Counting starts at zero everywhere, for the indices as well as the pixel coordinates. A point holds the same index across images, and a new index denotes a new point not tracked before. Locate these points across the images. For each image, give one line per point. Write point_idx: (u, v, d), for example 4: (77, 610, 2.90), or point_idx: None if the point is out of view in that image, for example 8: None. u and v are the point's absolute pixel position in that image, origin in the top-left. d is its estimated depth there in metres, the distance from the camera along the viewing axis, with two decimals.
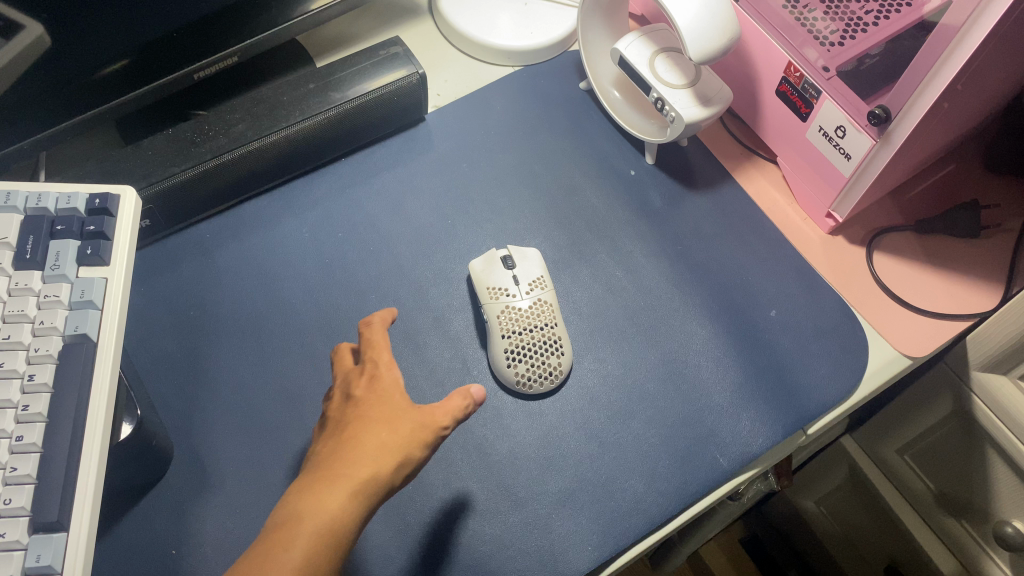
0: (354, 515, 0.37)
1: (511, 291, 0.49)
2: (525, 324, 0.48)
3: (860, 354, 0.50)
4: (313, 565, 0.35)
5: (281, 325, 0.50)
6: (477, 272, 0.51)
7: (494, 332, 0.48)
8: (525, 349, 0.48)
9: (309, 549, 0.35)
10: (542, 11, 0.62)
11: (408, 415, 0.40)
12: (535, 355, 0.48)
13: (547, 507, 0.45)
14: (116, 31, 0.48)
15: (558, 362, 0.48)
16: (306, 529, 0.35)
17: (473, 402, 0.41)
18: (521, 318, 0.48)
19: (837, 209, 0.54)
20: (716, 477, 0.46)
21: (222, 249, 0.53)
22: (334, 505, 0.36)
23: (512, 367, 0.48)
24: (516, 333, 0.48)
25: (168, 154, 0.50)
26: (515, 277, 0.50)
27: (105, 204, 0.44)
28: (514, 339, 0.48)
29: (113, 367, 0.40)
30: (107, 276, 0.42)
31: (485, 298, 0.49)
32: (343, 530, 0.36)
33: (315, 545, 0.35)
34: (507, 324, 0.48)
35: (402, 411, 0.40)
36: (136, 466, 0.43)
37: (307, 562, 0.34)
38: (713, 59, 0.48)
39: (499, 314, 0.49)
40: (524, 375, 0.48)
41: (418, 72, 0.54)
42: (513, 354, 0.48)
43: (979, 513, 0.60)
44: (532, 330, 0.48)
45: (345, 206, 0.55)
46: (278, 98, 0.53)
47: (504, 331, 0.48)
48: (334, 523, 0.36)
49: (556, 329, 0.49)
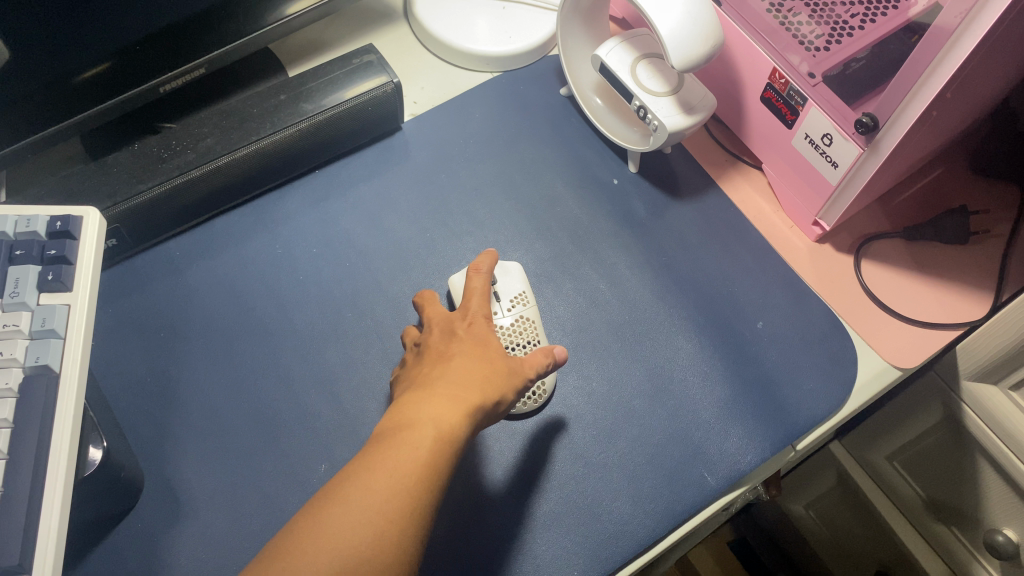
0: (466, 429, 0.37)
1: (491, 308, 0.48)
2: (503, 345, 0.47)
3: (849, 366, 0.49)
4: (433, 464, 0.35)
5: (255, 345, 0.49)
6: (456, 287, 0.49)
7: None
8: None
9: (430, 448, 0.35)
10: (521, 15, 0.60)
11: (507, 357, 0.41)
12: None
13: (532, 532, 0.44)
14: (77, 46, 0.46)
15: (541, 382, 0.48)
16: (425, 430, 0.35)
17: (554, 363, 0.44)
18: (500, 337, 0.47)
19: (824, 217, 0.53)
20: (704, 497, 0.45)
21: (193, 267, 0.51)
22: (449, 413, 0.36)
23: None
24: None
25: (134, 171, 0.48)
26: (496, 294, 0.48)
27: (66, 227, 0.42)
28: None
29: (77, 399, 0.39)
30: (69, 302, 0.41)
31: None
32: (457, 437, 0.36)
33: (434, 446, 0.35)
34: None
35: (502, 353, 0.41)
36: (105, 499, 0.42)
37: (427, 459, 0.34)
38: (696, 67, 0.47)
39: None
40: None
41: (393, 81, 0.52)
42: None
43: (970, 520, 0.59)
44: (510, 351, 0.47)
45: (320, 221, 0.53)
46: (247, 111, 0.51)
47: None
48: (451, 430, 0.36)
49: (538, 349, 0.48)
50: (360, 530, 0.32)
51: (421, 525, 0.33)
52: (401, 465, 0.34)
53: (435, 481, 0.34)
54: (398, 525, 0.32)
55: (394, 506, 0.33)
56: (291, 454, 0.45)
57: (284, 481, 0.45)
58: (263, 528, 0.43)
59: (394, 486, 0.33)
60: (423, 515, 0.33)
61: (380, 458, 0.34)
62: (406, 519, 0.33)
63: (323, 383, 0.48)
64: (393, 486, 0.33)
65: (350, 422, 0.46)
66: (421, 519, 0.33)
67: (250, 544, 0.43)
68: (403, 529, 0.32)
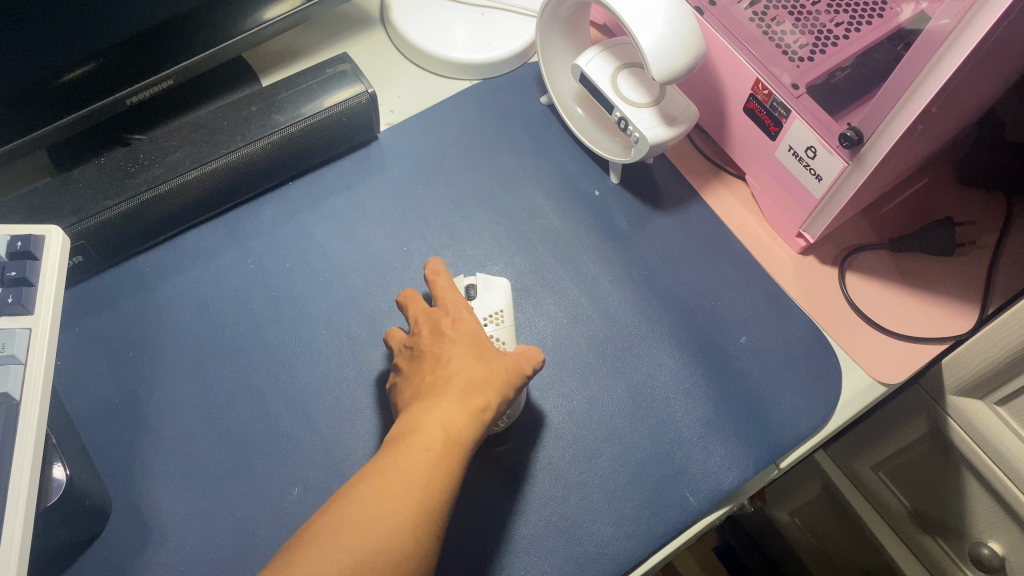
0: (475, 433, 0.36)
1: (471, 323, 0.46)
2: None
3: (833, 382, 0.49)
4: (448, 473, 0.34)
5: (227, 363, 0.48)
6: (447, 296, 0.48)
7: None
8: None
9: (440, 451, 0.35)
10: (499, 21, 0.59)
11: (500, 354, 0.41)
12: None
13: (511, 556, 0.43)
14: (38, 59, 0.44)
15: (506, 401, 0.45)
16: (435, 437, 0.35)
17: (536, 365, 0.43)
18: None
19: (808, 229, 0.52)
20: (686, 519, 0.44)
21: (163, 284, 0.50)
22: (457, 419, 0.36)
23: None
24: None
25: (101, 186, 0.47)
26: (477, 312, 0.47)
27: (27, 246, 0.40)
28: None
29: (38, 429, 0.37)
30: (30, 326, 0.39)
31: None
32: (466, 442, 0.36)
33: (446, 455, 0.35)
34: None
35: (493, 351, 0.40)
36: (70, 528, 0.40)
37: (438, 465, 0.34)
38: (678, 78, 0.46)
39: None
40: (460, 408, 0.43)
41: (369, 90, 0.51)
42: None
43: (955, 531, 0.59)
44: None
45: (294, 234, 0.52)
46: (218, 123, 0.50)
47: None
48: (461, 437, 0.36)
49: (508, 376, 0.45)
50: (382, 542, 0.31)
51: (438, 534, 0.33)
52: (416, 475, 0.33)
53: (450, 489, 0.34)
54: (418, 535, 0.32)
55: (414, 516, 0.32)
56: (263, 476, 0.44)
57: (257, 505, 0.43)
58: (235, 554, 0.42)
59: (409, 486, 0.33)
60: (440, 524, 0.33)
61: (393, 466, 0.34)
62: (425, 530, 0.32)
63: (297, 403, 0.46)
64: (412, 496, 0.33)
65: (324, 444, 0.45)
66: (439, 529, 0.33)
67: (221, 571, 0.42)
68: (424, 540, 0.32)
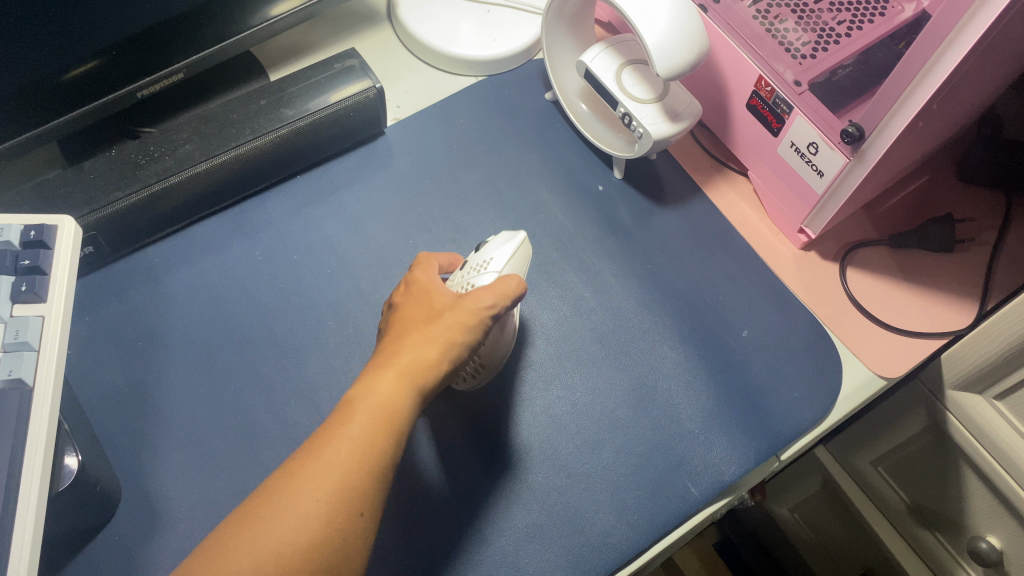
0: (409, 399, 0.37)
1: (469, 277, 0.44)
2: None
3: (834, 376, 0.49)
4: (376, 446, 0.35)
5: (235, 353, 0.48)
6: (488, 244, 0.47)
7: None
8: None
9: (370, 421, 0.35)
10: (505, 18, 0.59)
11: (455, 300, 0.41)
12: None
13: (515, 544, 0.44)
14: (51, 51, 0.45)
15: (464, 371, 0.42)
16: (366, 412, 0.36)
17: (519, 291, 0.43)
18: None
19: (810, 224, 0.52)
20: (687, 509, 0.45)
21: (172, 275, 0.51)
22: (390, 389, 0.37)
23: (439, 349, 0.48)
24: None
25: (112, 177, 0.47)
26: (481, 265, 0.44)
27: (40, 236, 0.41)
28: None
29: (51, 415, 0.38)
30: (43, 314, 0.40)
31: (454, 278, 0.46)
32: (403, 410, 0.36)
33: (376, 428, 0.35)
34: None
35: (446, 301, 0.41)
36: (80, 513, 0.41)
37: (364, 436, 0.35)
38: (682, 75, 0.46)
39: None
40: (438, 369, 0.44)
41: (376, 85, 0.52)
42: None
43: (954, 526, 0.59)
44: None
45: (301, 227, 0.53)
46: (228, 116, 0.50)
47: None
48: (395, 407, 0.36)
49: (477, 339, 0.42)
50: (298, 527, 0.33)
51: (366, 510, 0.34)
52: (339, 454, 0.34)
53: (380, 463, 0.35)
54: (336, 510, 0.33)
55: (334, 497, 0.33)
56: (270, 464, 0.45)
57: None
58: None
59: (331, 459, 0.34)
60: (367, 499, 0.34)
61: (320, 446, 0.35)
62: (348, 509, 0.34)
63: (304, 393, 0.47)
64: (332, 478, 0.34)
65: None
66: (366, 505, 0.34)
67: None
68: (346, 519, 0.33)
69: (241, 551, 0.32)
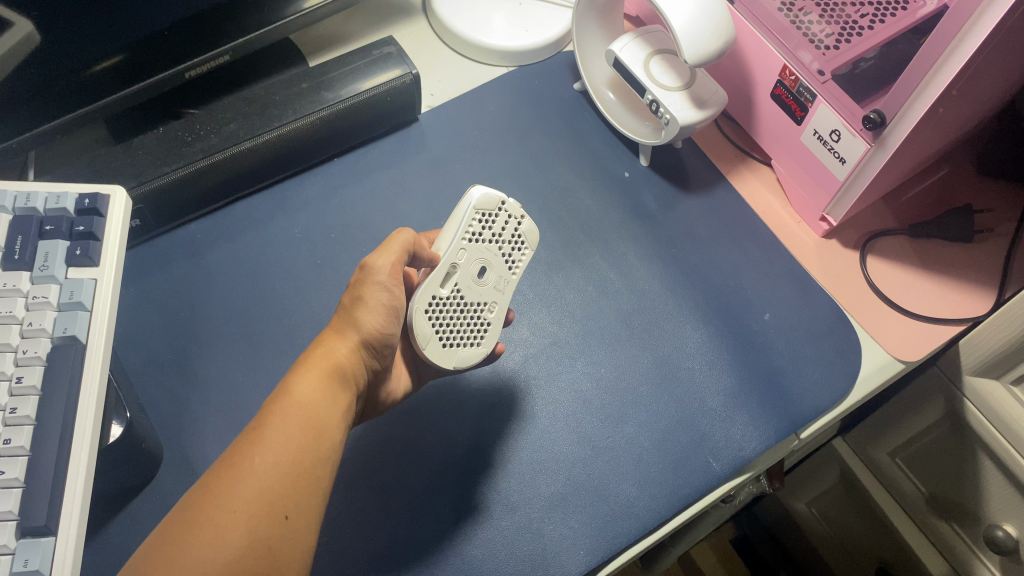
0: (332, 402, 0.39)
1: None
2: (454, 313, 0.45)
3: (854, 358, 0.50)
4: (300, 449, 0.36)
5: (273, 324, 0.50)
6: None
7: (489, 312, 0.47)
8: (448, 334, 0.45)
9: (299, 426, 0.37)
10: (537, 11, 0.61)
11: (357, 277, 0.43)
12: (466, 318, 0.44)
13: (540, 511, 0.45)
14: (103, 30, 0.48)
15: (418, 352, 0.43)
16: (292, 416, 0.37)
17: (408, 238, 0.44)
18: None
19: (831, 212, 0.54)
20: (709, 483, 0.46)
21: (213, 250, 0.53)
22: (312, 388, 0.39)
23: (477, 339, 0.44)
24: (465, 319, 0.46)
25: (159, 153, 0.50)
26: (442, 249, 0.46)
27: (94, 204, 0.43)
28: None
29: (102, 370, 0.40)
30: (96, 277, 0.42)
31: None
32: (328, 417, 0.38)
33: (303, 433, 0.37)
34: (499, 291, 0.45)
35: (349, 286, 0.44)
36: (125, 469, 0.43)
37: (293, 441, 0.36)
38: (709, 62, 0.48)
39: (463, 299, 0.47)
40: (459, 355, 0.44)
41: (412, 72, 0.54)
42: (480, 325, 0.44)
43: (970, 516, 0.60)
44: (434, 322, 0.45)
45: (338, 206, 0.55)
46: (271, 98, 0.53)
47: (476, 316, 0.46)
48: (319, 407, 0.38)
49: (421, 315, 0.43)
50: (226, 532, 0.33)
51: (293, 512, 0.35)
52: (263, 459, 0.35)
53: (307, 465, 0.36)
54: (264, 513, 0.34)
55: (261, 499, 0.34)
56: None
57: None
58: None
59: (262, 463, 0.35)
60: (293, 501, 0.35)
61: (245, 452, 0.36)
62: (274, 510, 0.34)
63: None
64: (257, 482, 0.35)
65: None
66: (292, 507, 0.35)
67: None
68: (273, 520, 0.34)
69: (169, 562, 0.32)
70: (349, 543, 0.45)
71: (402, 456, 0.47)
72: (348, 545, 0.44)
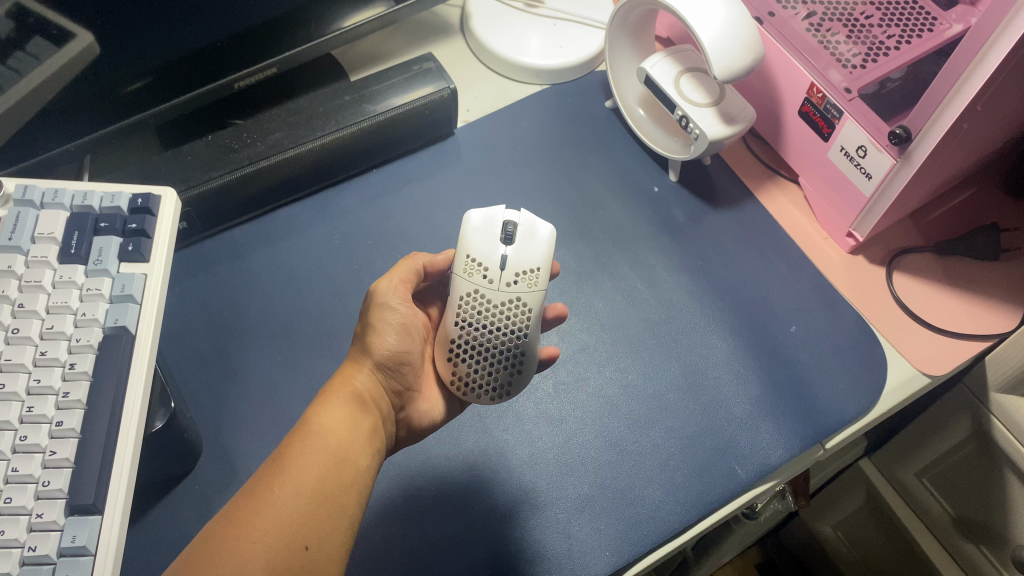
0: (357, 438, 0.39)
1: (488, 273, 0.44)
2: (481, 322, 0.43)
3: (880, 371, 0.51)
4: (320, 478, 0.37)
5: (311, 325, 0.52)
6: (471, 227, 0.44)
7: (450, 313, 0.44)
8: (487, 348, 0.43)
9: (323, 458, 0.38)
10: (570, 32, 0.64)
11: (369, 304, 0.44)
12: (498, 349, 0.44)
13: (567, 512, 0.46)
14: (159, 43, 0.50)
15: (509, 384, 0.43)
16: (315, 448, 0.38)
17: (425, 268, 0.46)
18: (483, 311, 0.43)
19: (857, 228, 0.54)
20: (734, 489, 0.46)
21: (255, 253, 0.55)
22: (337, 423, 0.39)
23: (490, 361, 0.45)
24: (472, 326, 0.43)
25: (208, 159, 0.53)
26: (507, 259, 0.44)
27: (146, 204, 0.45)
28: (470, 332, 0.43)
29: (149, 358, 0.42)
30: (146, 272, 0.44)
31: (457, 271, 0.44)
32: (353, 451, 0.39)
33: (326, 464, 0.38)
34: (468, 310, 0.44)
35: (365, 314, 0.45)
36: (167, 458, 0.44)
37: (315, 472, 0.37)
38: (738, 77, 0.49)
39: (469, 298, 0.44)
40: (464, 377, 0.43)
41: (449, 86, 0.57)
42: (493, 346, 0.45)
43: (998, 537, 0.60)
44: (500, 333, 0.43)
45: (376, 215, 0.57)
46: (314, 109, 0.56)
47: (459, 317, 0.44)
48: (341, 437, 0.39)
49: (521, 343, 0.43)
50: (244, 559, 0.34)
51: (314, 542, 0.35)
52: (283, 489, 0.36)
53: (330, 496, 0.37)
54: (282, 542, 0.35)
55: (279, 529, 0.35)
56: None
57: None
58: None
59: (281, 494, 0.36)
60: (315, 531, 0.36)
61: (267, 481, 0.36)
62: (294, 540, 0.35)
63: None
64: (276, 512, 0.35)
65: None
66: (312, 537, 0.35)
67: None
68: (291, 551, 0.35)
69: None
70: (379, 537, 0.45)
71: (430, 457, 0.48)
72: (378, 539, 0.45)
